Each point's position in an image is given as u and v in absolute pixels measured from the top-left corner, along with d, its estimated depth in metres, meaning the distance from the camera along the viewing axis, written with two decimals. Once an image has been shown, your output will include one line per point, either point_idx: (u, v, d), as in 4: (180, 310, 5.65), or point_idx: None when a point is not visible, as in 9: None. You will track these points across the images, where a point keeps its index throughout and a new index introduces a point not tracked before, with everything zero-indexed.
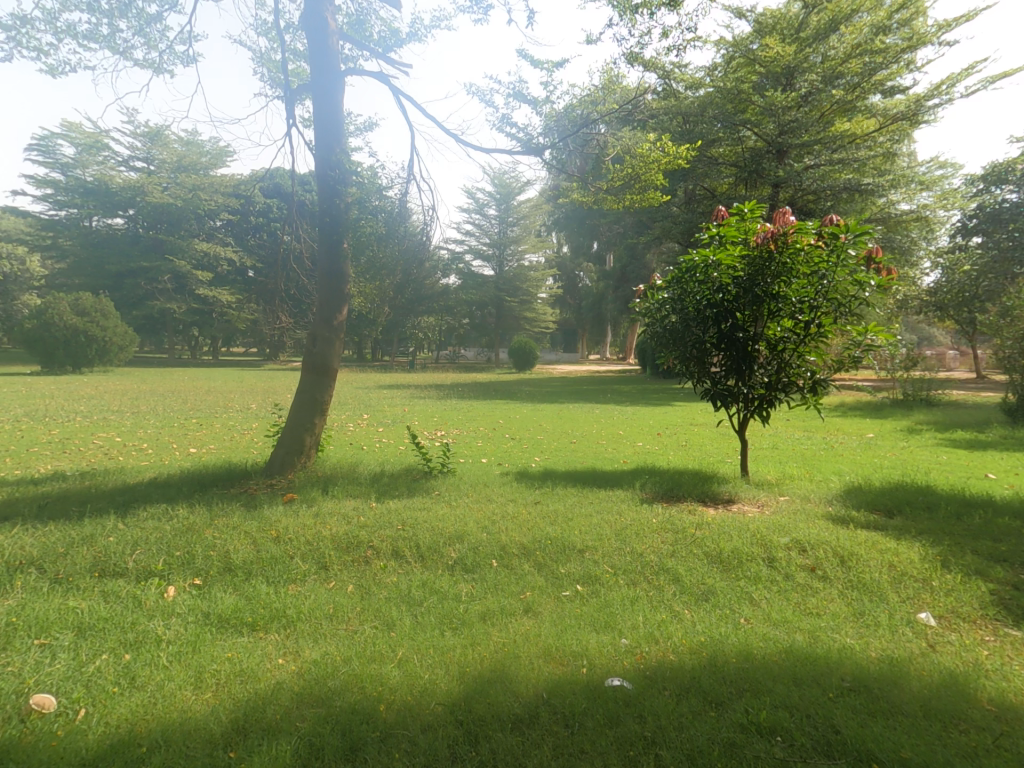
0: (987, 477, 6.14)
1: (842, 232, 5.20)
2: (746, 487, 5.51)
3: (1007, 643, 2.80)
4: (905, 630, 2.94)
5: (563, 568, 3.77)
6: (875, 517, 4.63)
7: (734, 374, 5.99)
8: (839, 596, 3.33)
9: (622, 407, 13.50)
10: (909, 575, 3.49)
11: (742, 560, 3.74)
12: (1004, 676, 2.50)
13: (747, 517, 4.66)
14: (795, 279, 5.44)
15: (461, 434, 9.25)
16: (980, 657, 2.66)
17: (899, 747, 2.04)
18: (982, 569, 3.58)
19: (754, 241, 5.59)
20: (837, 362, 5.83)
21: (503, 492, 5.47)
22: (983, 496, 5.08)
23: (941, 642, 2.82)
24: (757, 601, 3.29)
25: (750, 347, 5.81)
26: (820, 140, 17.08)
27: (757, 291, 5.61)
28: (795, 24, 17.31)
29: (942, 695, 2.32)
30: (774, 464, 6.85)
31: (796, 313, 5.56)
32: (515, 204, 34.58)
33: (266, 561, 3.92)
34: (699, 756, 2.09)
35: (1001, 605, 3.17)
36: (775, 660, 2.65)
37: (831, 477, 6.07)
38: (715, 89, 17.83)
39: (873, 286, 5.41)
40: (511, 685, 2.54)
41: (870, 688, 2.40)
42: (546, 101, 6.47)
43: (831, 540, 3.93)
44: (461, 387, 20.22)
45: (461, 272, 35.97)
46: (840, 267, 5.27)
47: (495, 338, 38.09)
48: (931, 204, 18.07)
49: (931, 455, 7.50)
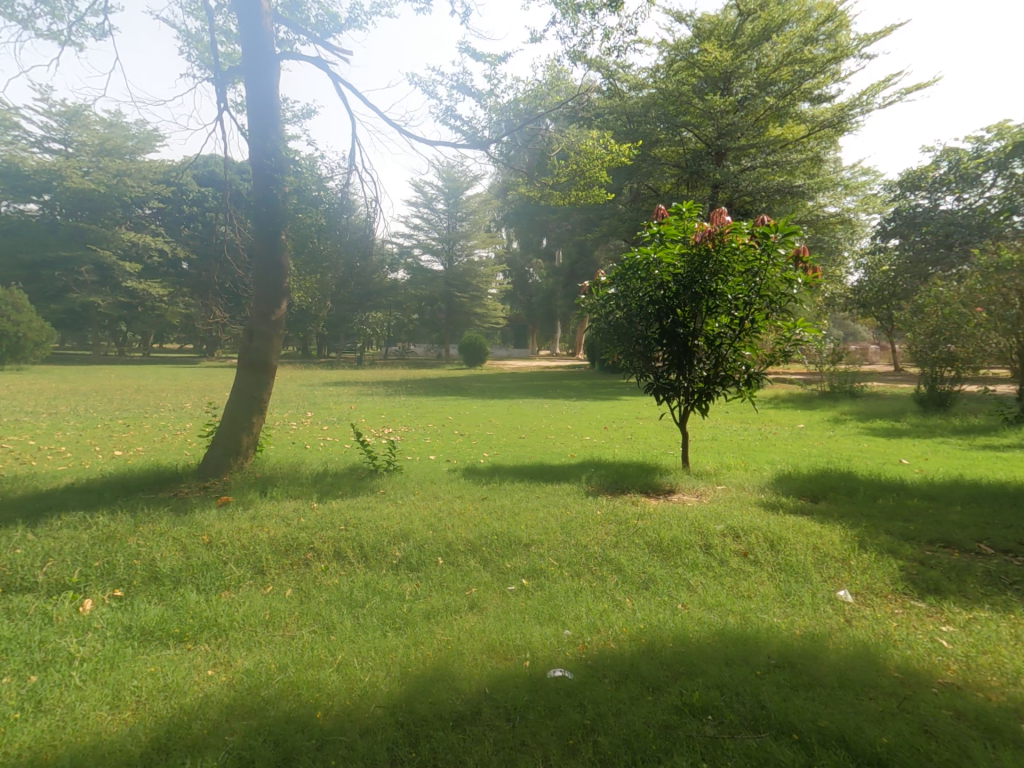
0: (900, 462, 6.63)
1: (772, 232, 5.49)
2: (686, 477, 5.71)
3: (913, 615, 3.02)
4: (826, 607, 3.12)
5: (509, 563, 3.77)
6: (802, 502, 4.89)
7: (675, 369, 6.16)
8: (769, 579, 3.49)
9: (571, 402, 13.75)
10: (830, 555, 3.71)
11: (681, 548, 3.87)
12: (910, 644, 2.68)
13: (687, 506, 4.82)
14: (731, 276, 5.66)
15: (409, 431, 9.16)
16: (890, 629, 2.85)
17: (817, 717, 2.16)
18: (893, 547, 3.84)
19: (693, 240, 5.75)
20: (769, 355, 6.12)
21: (451, 489, 5.40)
22: (897, 480, 5.48)
23: (857, 617, 3.00)
24: (694, 587, 3.41)
25: (690, 342, 6.00)
26: (754, 145, 18.10)
27: (696, 289, 5.79)
28: (730, 30, 17.89)
29: (857, 666, 2.46)
30: (711, 455, 7.17)
31: (732, 310, 5.78)
32: (463, 199, 34.80)
33: (196, 567, 3.73)
34: (636, 740, 2.15)
35: (908, 579, 3.41)
36: (708, 642, 2.75)
37: (764, 466, 6.39)
38: (657, 90, 18.26)
39: (800, 283, 5.68)
40: (454, 683, 2.52)
41: (793, 664, 2.52)
42: (490, 95, 6.42)
43: (762, 525, 4.12)
44: (410, 383, 20.12)
45: (408, 267, 35.64)
46: (771, 265, 5.54)
47: (446, 335, 37.85)
48: (854, 207, 19.24)
49: (853, 443, 8.04)
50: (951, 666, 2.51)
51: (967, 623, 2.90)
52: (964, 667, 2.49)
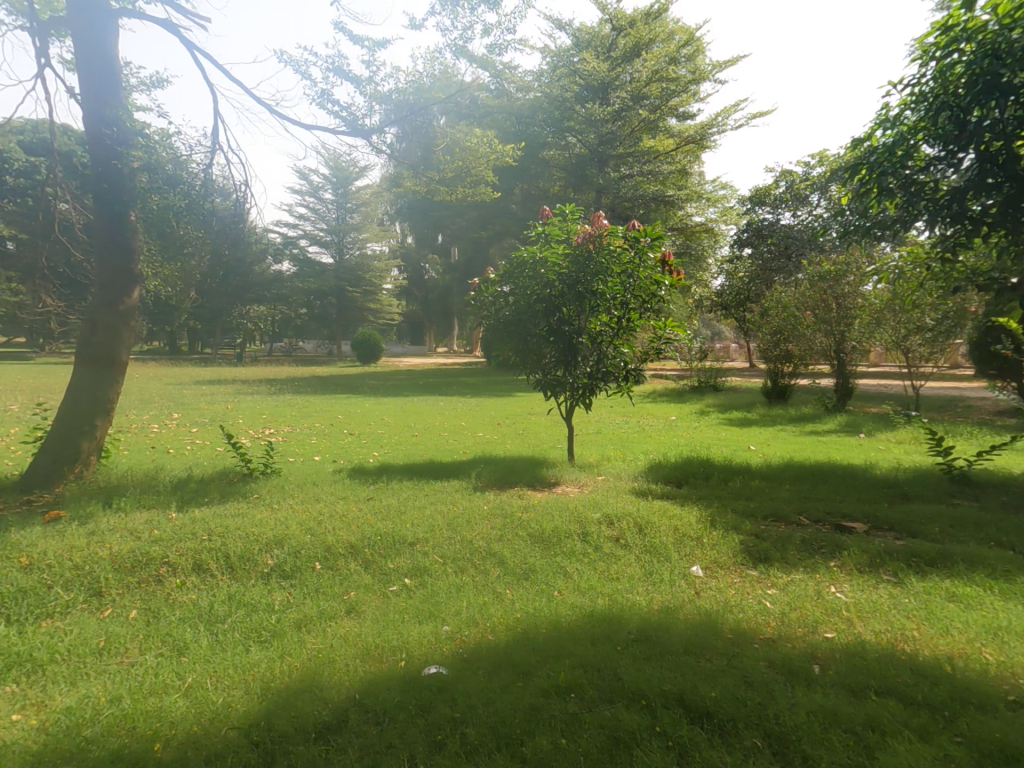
0: (749, 447, 7.52)
1: (642, 236, 5.94)
2: (570, 470, 5.97)
3: (749, 582, 3.41)
4: (682, 582, 3.42)
5: (391, 564, 3.69)
6: (666, 488, 5.33)
7: (561, 365, 6.42)
8: (636, 560, 3.76)
9: (465, 399, 13.86)
10: (687, 534, 4.07)
11: (560, 537, 4.03)
12: (745, 608, 3.02)
13: (568, 497, 5.04)
14: (609, 277, 6.02)
15: (292, 431, 8.67)
16: (730, 597, 3.19)
17: (664, 682, 2.35)
18: (737, 523, 4.31)
19: (576, 241, 6.05)
20: (644, 355, 6.51)
21: (333, 491, 5.19)
22: (744, 463, 6.19)
23: (705, 589, 3.33)
24: (569, 574, 3.57)
25: (575, 339, 6.30)
26: (632, 154, 19.25)
27: (579, 288, 6.12)
28: (606, 42, 18.89)
29: (701, 632, 2.73)
30: (595, 448, 7.55)
31: (611, 309, 6.18)
32: (353, 189, 34.10)
33: (9, 596, 3.24)
34: (501, 726, 2.20)
35: (747, 550, 3.84)
36: (577, 624, 2.89)
37: (639, 456, 6.89)
38: (542, 94, 19.62)
39: (668, 286, 6.13)
40: (321, 692, 2.41)
41: (650, 636, 2.73)
42: (369, 82, 6.24)
43: (632, 511, 4.42)
44: (296, 381, 19.02)
45: (294, 258, 33.79)
46: (642, 267, 5.96)
47: (338, 331, 36.46)
48: (716, 218, 21.07)
49: (714, 432, 8.98)
50: (771, 623, 2.86)
51: (788, 585, 3.33)
52: (781, 623, 2.86)
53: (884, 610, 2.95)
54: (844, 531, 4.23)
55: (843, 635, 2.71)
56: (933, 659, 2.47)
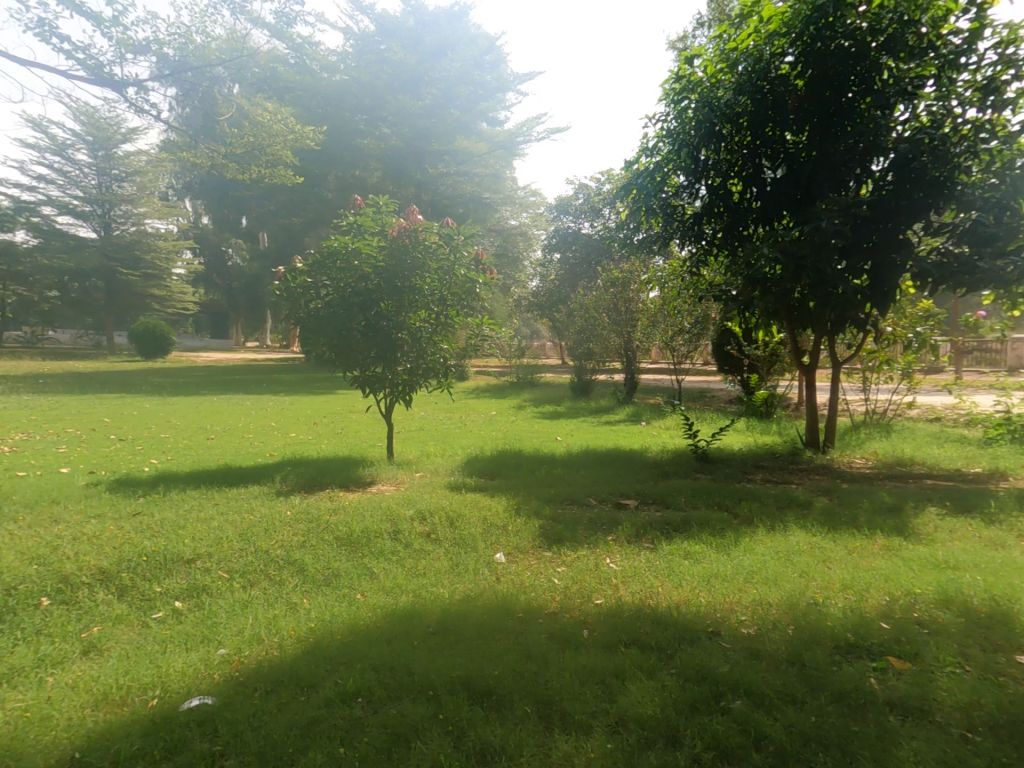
0: (557, 438, 8.25)
1: (455, 234, 6.20)
2: (388, 468, 5.87)
3: (544, 562, 3.69)
4: (484, 570, 3.56)
5: (157, 587, 3.22)
6: (478, 481, 5.54)
7: (380, 361, 6.31)
8: (444, 553, 3.81)
9: (276, 398, 12.80)
10: (494, 524, 4.27)
11: (370, 537, 3.92)
12: (537, 588, 3.24)
13: (382, 496, 4.95)
14: (427, 272, 6.12)
15: (33, 440, 7.10)
16: (526, 578, 3.40)
17: (452, 670, 2.39)
18: (539, 508, 4.66)
19: (391, 233, 6.05)
20: (463, 352, 6.67)
21: (87, 510, 4.38)
22: (550, 453, 6.77)
23: (505, 574, 3.50)
24: (374, 574, 3.47)
25: (395, 334, 6.21)
26: (447, 153, 20.40)
27: (397, 283, 6.07)
28: (412, 36, 20.25)
29: (495, 616, 2.85)
30: (416, 446, 7.51)
31: (430, 305, 6.24)
32: (117, 151, 29.07)
33: None
34: (271, 750, 1.99)
35: (545, 533, 4.16)
36: (376, 625, 2.80)
37: (458, 450, 7.08)
38: (348, 76, 19.93)
39: (482, 284, 6.41)
40: (27, 761, 1.93)
41: (447, 626, 2.77)
42: None
43: (445, 506, 4.51)
44: (42, 380, 15.38)
45: (35, 225, 27.70)
46: (456, 264, 6.21)
47: (109, 319, 30.91)
48: (529, 222, 22.49)
49: (529, 424, 9.71)
50: (555, 598, 3.12)
51: (573, 561, 3.68)
52: (564, 596, 3.14)
53: (642, 573, 3.44)
54: (619, 508, 4.89)
55: (609, 599, 3.08)
56: (668, 608, 2.96)
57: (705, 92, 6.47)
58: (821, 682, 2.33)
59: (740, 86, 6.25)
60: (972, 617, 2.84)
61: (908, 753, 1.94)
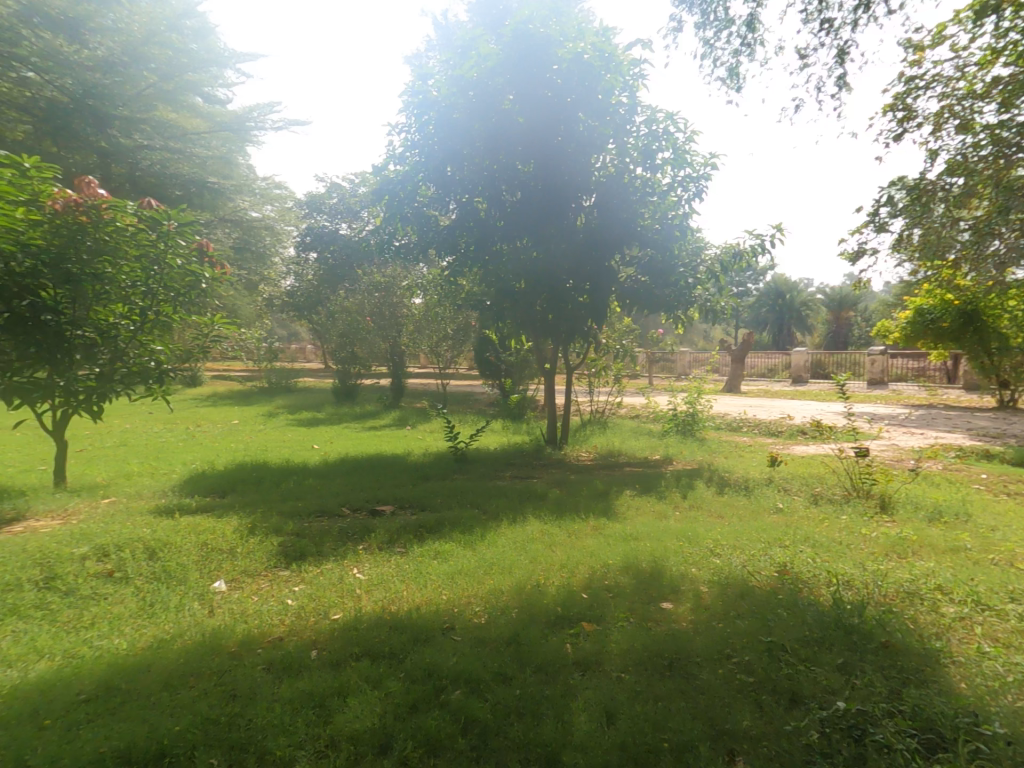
0: (311, 447, 8.14)
1: (162, 217, 5.67)
2: (38, 499, 5.29)
3: (271, 584, 3.66)
4: (191, 605, 3.34)
5: None
6: (201, 502, 5.26)
7: (44, 363, 5.52)
8: (137, 595, 3.50)
9: None
10: (215, 549, 4.10)
11: (7, 588, 3.51)
12: (256, 613, 3.19)
13: (44, 533, 4.45)
14: (122, 260, 5.57)
15: None
16: (244, 605, 3.32)
17: (109, 736, 2.20)
18: (281, 526, 4.59)
19: (53, 207, 5.22)
20: (185, 349, 6.51)
21: None
22: (297, 464, 6.74)
23: (220, 605, 3.36)
24: (15, 634, 3.03)
25: (66, 332, 5.55)
26: None
27: (67, 270, 5.35)
28: None
29: (193, 659, 2.70)
30: (143, 479, 6.28)
31: (127, 299, 5.74)
32: None
33: None
34: None
35: (281, 551, 4.12)
36: (13, 699, 2.43)
37: (171, 471, 6.62)
38: None
39: (207, 277, 6.15)
40: None
41: (117, 683, 2.54)
42: None
43: (144, 537, 4.20)
44: None
45: None
46: (166, 252, 5.75)
47: None
48: None
49: (281, 434, 9.40)
50: (283, 623, 3.10)
51: (314, 576, 3.71)
52: (293, 619, 3.14)
53: (382, 579, 3.59)
54: (374, 515, 5.06)
55: (346, 611, 3.18)
56: (407, 609, 3.16)
57: (442, 111, 7.16)
58: (529, 656, 2.75)
59: (472, 111, 7.07)
60: (637, 571, 3.66)
61: (578, 703, 2.45)
